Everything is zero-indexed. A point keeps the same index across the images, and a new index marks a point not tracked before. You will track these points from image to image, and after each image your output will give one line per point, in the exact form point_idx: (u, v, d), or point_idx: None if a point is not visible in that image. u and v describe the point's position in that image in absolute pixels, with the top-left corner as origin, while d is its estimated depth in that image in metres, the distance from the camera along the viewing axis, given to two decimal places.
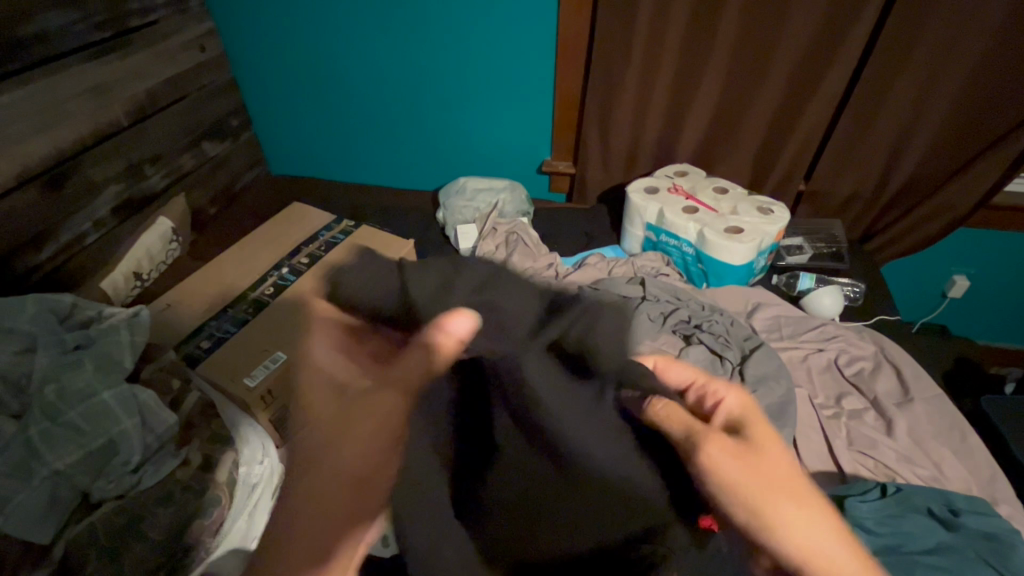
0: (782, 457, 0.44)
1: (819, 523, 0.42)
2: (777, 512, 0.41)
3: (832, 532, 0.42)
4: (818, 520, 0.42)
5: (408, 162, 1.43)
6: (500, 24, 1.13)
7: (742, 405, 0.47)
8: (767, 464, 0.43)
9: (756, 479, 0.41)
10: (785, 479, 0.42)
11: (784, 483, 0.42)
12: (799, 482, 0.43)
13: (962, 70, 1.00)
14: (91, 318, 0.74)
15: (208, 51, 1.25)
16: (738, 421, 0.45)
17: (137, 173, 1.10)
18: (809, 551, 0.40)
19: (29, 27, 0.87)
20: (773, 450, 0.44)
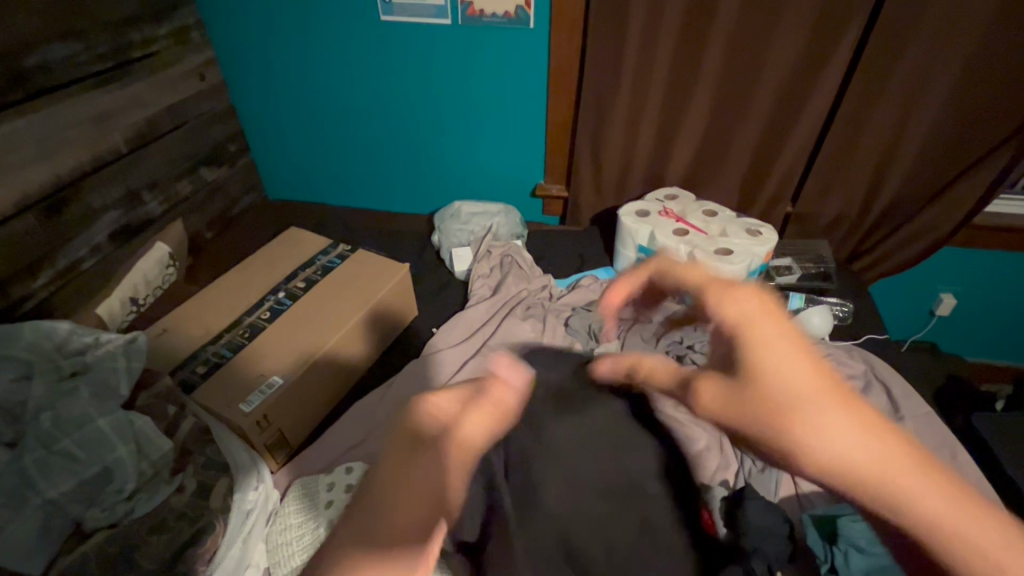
0: (789, 365, 0.40)
1: (850, 434, 0.37)
2: (781, 423, 0.40)
3: (875, 435, 0.37)
4: (846, 430, 0.37)
5: (404, 187, 1.46)
6: (494, 54, 1.17)
7: (739, 312, 0.43)
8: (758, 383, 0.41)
9: (741, 406, 0.42)
10: (791, 400, 0.39)
11: (784, 406, 0.40)
12: (818, 390, 0.39)
13: (937, 97, 1.04)
14: (86, 345, 0.73)
15: (207, 79, 1.28)
16: (734, 330, 0.43)
17: (134, 199, 1.11)
18: (843, 470, 0.37)
19: (33, 59, 0.89)
20: (771, 361, 0.41)
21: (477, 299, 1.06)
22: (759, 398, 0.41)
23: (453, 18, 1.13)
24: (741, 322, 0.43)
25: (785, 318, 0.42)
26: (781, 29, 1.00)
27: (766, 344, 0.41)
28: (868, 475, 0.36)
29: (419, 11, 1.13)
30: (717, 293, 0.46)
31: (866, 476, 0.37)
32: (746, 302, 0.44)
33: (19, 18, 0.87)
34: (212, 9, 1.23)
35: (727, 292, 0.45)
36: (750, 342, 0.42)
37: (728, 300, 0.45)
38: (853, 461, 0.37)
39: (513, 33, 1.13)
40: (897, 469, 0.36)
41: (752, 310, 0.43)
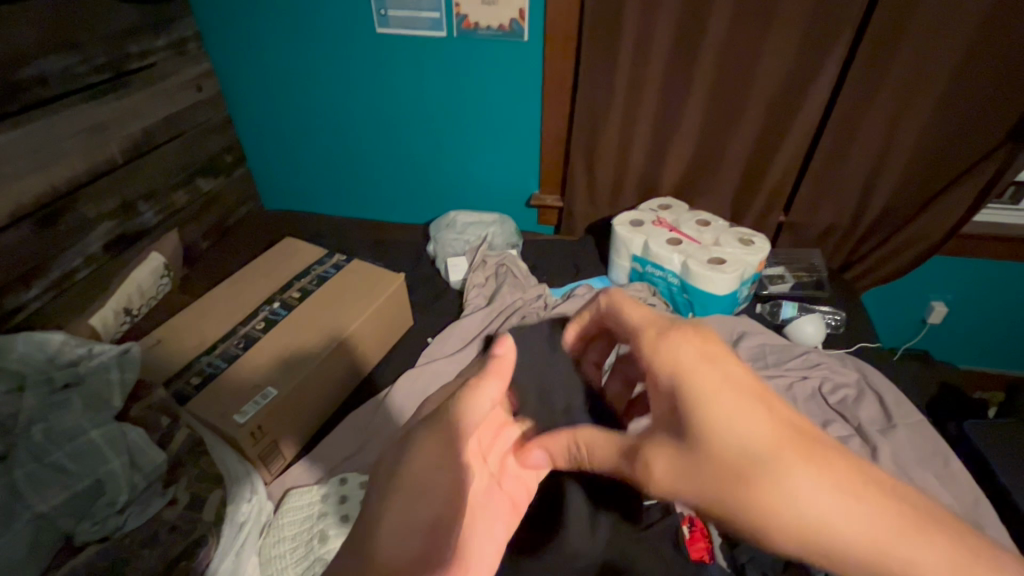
0: (743, 419, 0.40)
1: (820, 482, 0.37)
2: (746, 492, 0.38)
3: (847, 482, 0.37)
4: (811, 480, 0.37)
5: (399, 197, 1.46)
6: (489, 66, 1.18)
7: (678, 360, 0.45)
8: (718, 445, 0.40)
9: (703, 467, 0.41)
10: (751, 458, 0.39)
11: (746, 467, 0.39)
12: (776, 440, 0.39)
13: (924, 110, 1.06)
14: (80, 356, 0.73)
15: (204, 91, 1.28)
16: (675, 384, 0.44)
17: (130, 209, 1.11)
18: (820, 527, 0.36)
19: (29, 71, 0.90)
20: (724, 416, 0.40)
21: (472, 309, 1.07)
22: (717, 470, 0.40)
23: (449, 30, 1.14)
24: (684, 374, 0.44)
25: (729, 366, 0.43)
26: (770, 43, 1.02)
27: (710, 399, 0.41)
28: (844, 529, 0.35)
29: (415, 23, 1.15)
30: (660, 345, 0.47)
31: (841, 531, 0.36)
32: (689, 353, 0.45)
33: (16, 30, 0.87)
34: (210, 22, 1.24)
35: (668, 344, 0.47)
36: (695, 399, 0.42)
37: (666, 349, 0.46)
38: (832, 515, 0.36)
39: (508, 46, 1.15)
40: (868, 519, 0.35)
41: (688, 360, 0.45)
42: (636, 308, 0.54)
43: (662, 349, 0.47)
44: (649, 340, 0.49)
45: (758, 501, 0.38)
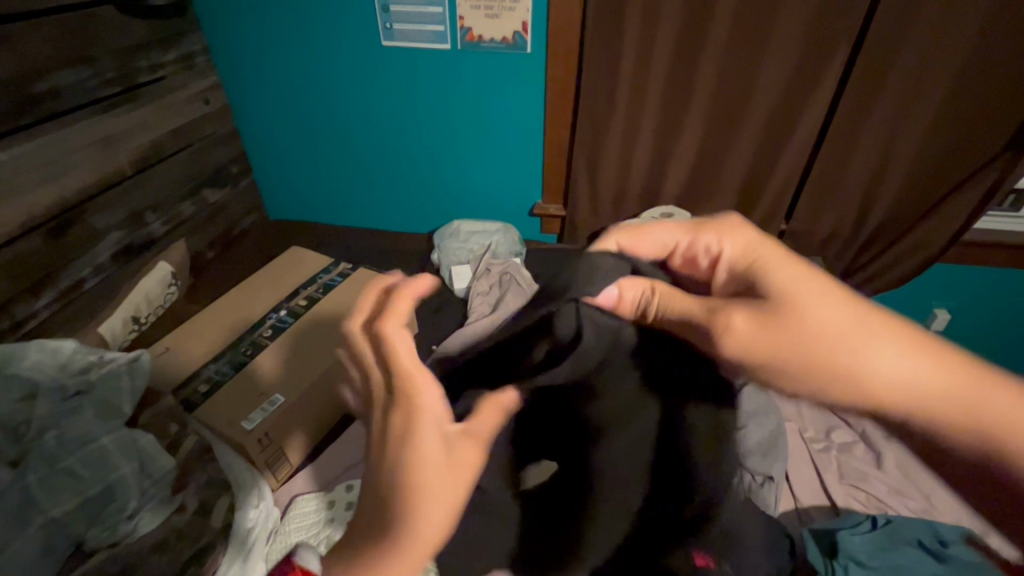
0: (824, 298, 0.48)
1: (891, 344, 0.47)
2: (832, 351, 0.47)
3: (895, 334, 0.47)
4: (889, 341, 0.47)
5: (403, 206, 1.48)
6: (492, 77, 1.20)
7: (742, 250, 0.52)
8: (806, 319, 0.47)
9: (790, 342, 0.47)
10: (837, 334, 0.47)
11: (834, 344, 0.47)
12: (849, 315, 0.48)
13: (922, 119, 1.08)
14: (90, 363, 0.74)
15: (212, 103, 1.31)
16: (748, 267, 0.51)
17: (138, 220, 1.13)
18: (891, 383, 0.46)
19: (43, 85, 0.92)
20: (810, 296, 0.48)
21: (476, 317, 1.07)
22: (801, 337, 0.47)
23: (453, 43, 1.17)
24: (756, 255, 0.51)
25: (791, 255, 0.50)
26: (769, 54, 1.04)
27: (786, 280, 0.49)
28: (892, 373, 0.46)
29: (420, 37, 1.17)
30: (716, 234, 0.53)
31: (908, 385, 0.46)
32: (751, 237, 0.52)
33: (30, 45, 0.89)
34: (218, 36, 1.26)
35: (723, 230, 0.53)
36: (767, 275, 0.49)
37: (726, 242, 0.53)
38: (904, 367, 0.46)
39: (511, 58, 1.17)
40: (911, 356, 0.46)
41: (756, 246, 0.51)
42: (659, 227, 0.56)
43: (709, 242, 0.53)
44: (688, 244, 0.55)
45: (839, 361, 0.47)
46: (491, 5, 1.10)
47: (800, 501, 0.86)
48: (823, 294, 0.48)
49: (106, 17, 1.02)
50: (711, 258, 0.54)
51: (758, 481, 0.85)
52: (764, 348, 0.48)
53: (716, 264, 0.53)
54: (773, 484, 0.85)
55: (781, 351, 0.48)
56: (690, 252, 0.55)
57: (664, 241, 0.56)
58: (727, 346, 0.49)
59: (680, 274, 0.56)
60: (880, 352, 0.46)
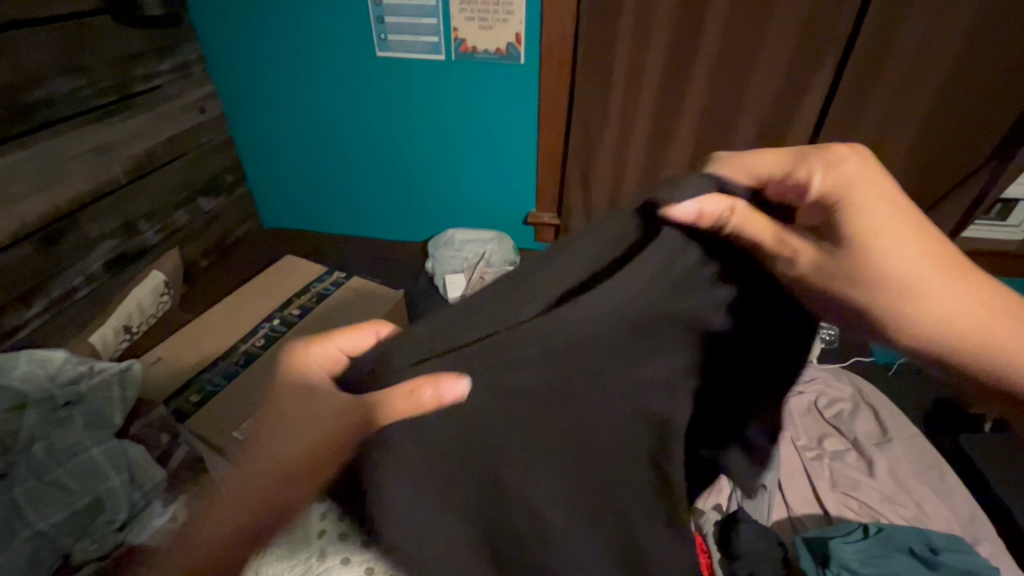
0: (895, 230, 0.47)
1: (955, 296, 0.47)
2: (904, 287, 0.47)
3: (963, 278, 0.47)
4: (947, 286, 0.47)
5: (398, 215, 1.48)
6: (486, 88, 1.21)
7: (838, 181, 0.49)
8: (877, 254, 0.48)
9: (854, 275, 0.48)
10: (908, 272, 0.47)
11: (905, 280, 0.47)
12: (921, 254, 0.48)
13: (910, 129, 1.09)
14: (80, 373, 0.73)
15: (207, 112, 1.31)
16: (835, 201, 0.49)
17: (131, 229, 1.12)
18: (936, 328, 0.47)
19: (37, 93, 0.92)
20: (890, 234, 0.47)
21: None
22: (872, 273, 0.47)
23: (447, 53, 1.18)
24: (852, 186, 0.48)
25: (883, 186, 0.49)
26: (760, 65, 1.05)
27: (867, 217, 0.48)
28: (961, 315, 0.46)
29: (415, 47, 1.18)
30: (814, 164, 0.50)
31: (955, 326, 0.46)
32: (856, 169, 0.49)
33: (25, 53, 0.89)
34: (214, 44, 1.27)
35: (827, 159, 0.50)
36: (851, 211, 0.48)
37: (825, 174, 0.49)
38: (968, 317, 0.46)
39: (505, 68, 1.18)
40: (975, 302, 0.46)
41: (852, 176, 0.49)
42: (758, 155, 0.52)
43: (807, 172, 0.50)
44: (786, 174, 0.51)
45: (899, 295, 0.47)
46: (486, 17, 1.11)
47: (793, 509, 0.87)
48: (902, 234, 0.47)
49: (101, 26, 1.02)
50: (802, 188, 0.50)
51: None
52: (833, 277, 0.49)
53: (805, 196, 0.50)
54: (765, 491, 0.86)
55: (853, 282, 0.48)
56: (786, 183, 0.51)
57: (761, 171, 0.52)
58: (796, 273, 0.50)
59: (775, 205, 0.52)
60: (948, 292, 0.47)
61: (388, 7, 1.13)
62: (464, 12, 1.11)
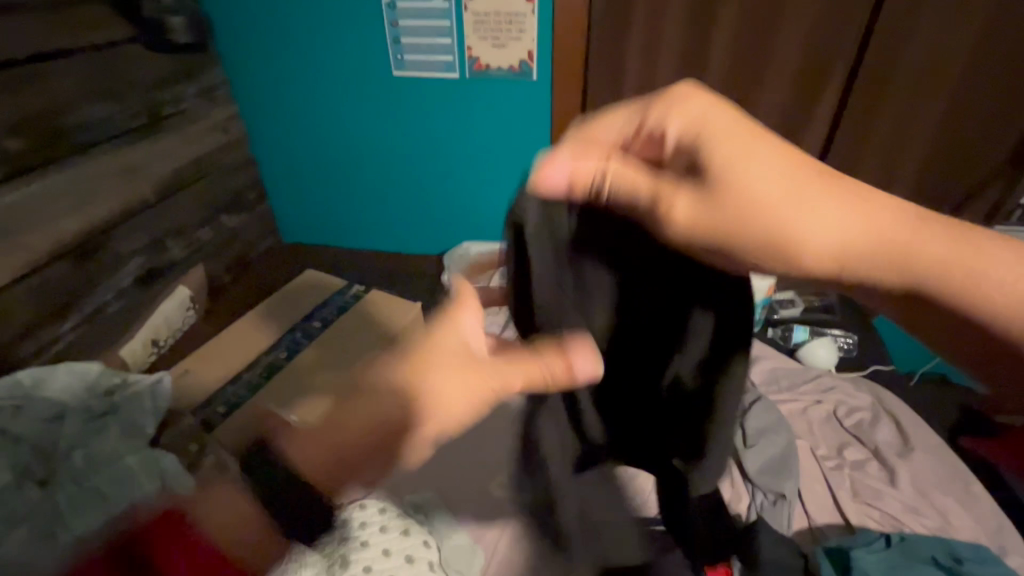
0: (757, 156, 0.47)
1: (824, 206, 0.45)
2: (783, 224, 0.45)
3: (841, 196, 0.45)
4: (828, 202, 0.45)
5: (414, 228, 1.51)
6: (499, 104, 1.24)
7: (688, 125, 0.50)
8: (744, 188, 0.46)
9: (720, 213, 0.47)
10: (775, 198, 0.45)
11: (771, 211, 0.45)
12: (787, 184, 0.46)
13: (928, 131, 1.08)
14: (116, 385, 0.80)
15: (231, 132, 1.36)
16: (696, 147, 0.49)
17: (158, 246, 1.16)
18: (820, 241, 0.45)
19: (72, 119, 0.96)
20: (752, 165, 0.46)
21: None
22: (748, 207, 0.46)
23: (461, 72, 1.21)
24: (703, 125, 0.49)
25: (739, 125, 0.49)
26: (771, 75, 1.06)
27: (749, 155, 0.46)
28: (826, 242, 0.44)
29: (428, 66, 1.22)
30: (662, 114, 0.51)
31: (841, 235, 0.44)
32: (703, 104, 0.50)
33: (58, 81, 0.94)
34: (238, 67, 1.32)
35: (676, 107, 0.51)
36: (713, 148, 0.48)
37: (677, 120, 0.51)
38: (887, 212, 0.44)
39: (518, 85, 1.20)
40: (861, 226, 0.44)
41: (710, 118, 0.49)
42: (607, 122, 0.55)
43: (657, 121, 0.52)
44: (639, 131, 0.53)
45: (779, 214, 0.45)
46: (497, 35, 1.14)
47: (815, 519, 0.86)
48: (767, 165, 0.46)
49: (131, 54, 1.07)
50: (660, 139, 0.52)
51: (769, 500, 0.86)
52: (699, 222, 0.47)
53: (665, 146, 0.52)
54: (786, 501, 0.85)
55: (716, 221, 0.47)
56: (642, 142, 0.53)
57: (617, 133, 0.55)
58: (668, 228, 0.49)
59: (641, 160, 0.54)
60: (824, 215, 0.44)
61: (404, 29, 1.17)
62: (477, 31, 1.14)
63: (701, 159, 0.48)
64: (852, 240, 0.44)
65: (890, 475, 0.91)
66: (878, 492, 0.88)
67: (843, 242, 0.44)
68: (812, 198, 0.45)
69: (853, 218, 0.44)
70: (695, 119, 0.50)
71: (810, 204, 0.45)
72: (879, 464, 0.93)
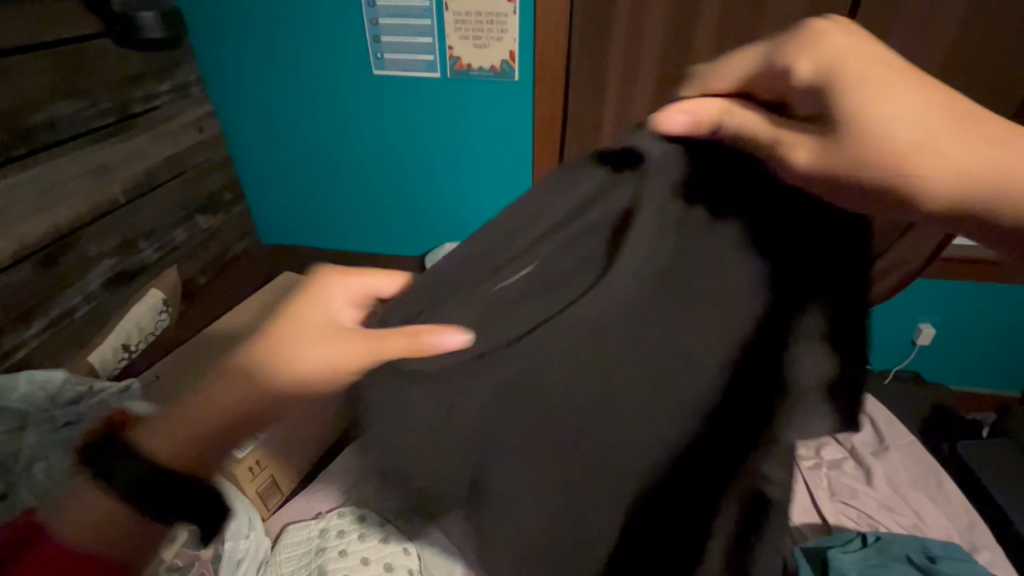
0: (884, 89, 0.46)
1: (956, 143, 0.46)
2: (904, 164, 0.46)
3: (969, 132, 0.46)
4: (959, 138, 0.46)
5: (395, 229, 1.49)
6: (480, 104, 1.23)
7: (824, 60, 0.47)
8: (873, 133, 0.45)
9: (847, 159, 0.45)
10: (905, 142, 0.45)
11: (899, 152, 0.45)
12: (925, 121, 0.46)
13: None
14: (79, 394, 0.76)
15: (206, 130, 1.32)
16: (827, 84, 0.47)
17: (129, 247, 1.13)
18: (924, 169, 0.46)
19: (38, 117, 0.93)
20: (890, 107, 0.45)
21: None
22: (879, 151, 0.45)
23: (442, 71, 1.20)
24: (837, 63, 0.47)
25: (876, 55, 0.47)
26: None
27: (890, 90, 0.46)
28: (945, 182, 0.46)
29: (410, 65, 1.20)
30: (794, 49, 0.49)
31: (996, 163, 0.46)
32: (840, 42, 0.48)
33: (24, 77, 0.90)
34: (213, 64, 1.29)
35: (813, 41, 0.48)
36: (847, 90, 0.46)
37: (808, 55, 0.48)
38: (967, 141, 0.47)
39: (499, 85, 1.19)
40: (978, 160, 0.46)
41: (844, 52, 0.47)
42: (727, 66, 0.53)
43: (785, 61, 0.49)
44: (764, 65, 0.51)
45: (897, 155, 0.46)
46: (479, 35, 1.13)
47: (793, 519, 0.87)
48: (906, 101, 0.46)
49: (101, 49, 1.04)
50: (785, 74, 0.50)
51: None
52: (829, 166, 0.46)
53: (794, 85, 0.49)
54: None
55: (850, 163, 0.45)
56: (770, 72, 0.50)
57: (736, 72, 0.52)
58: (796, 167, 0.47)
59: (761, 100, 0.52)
60: (951, 148, 0.46)
61: (384, 27, 1.15)
62: (458, 30, 1.13)
63: (834, 104, 0.46)
64: (972, 174, 0.46)
65: (867, 473, 0.93)
66: (854, 490, 0.90)
67: (957, 170, 0.46)
68: (946, 133, 0.46)
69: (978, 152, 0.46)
70: (835, 49, 0.47)
71: (938, 140, 0.46)
72: (855, 462, 0.95)
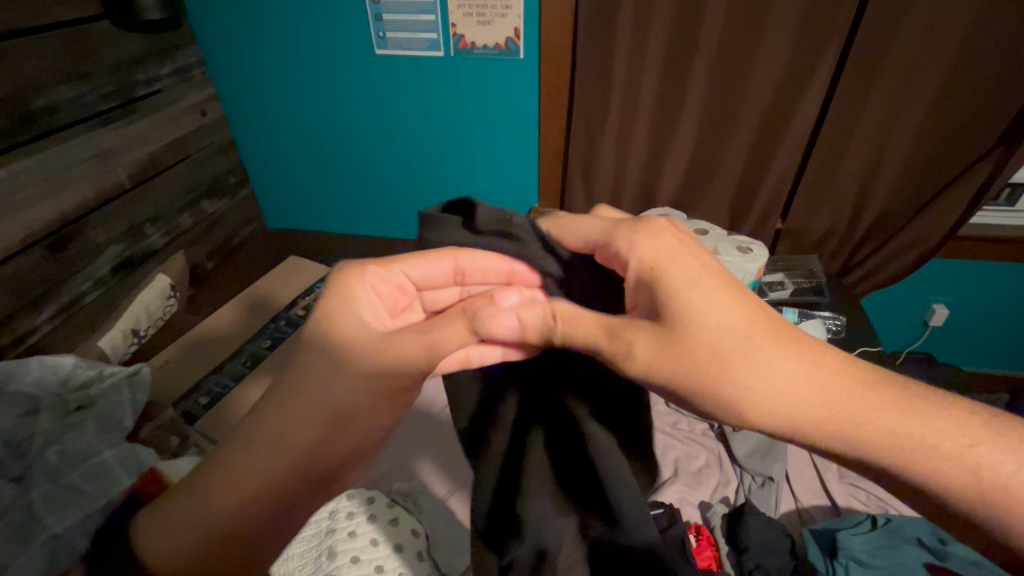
0: (719, 303, 0.44)
1: (779, 367, 0.42)
2: (720, 386, 0.43)
3: (772, 353, 0.43)
4: (762, 366, 0.43)
5: (401, 212, 1.48)
6: (486, 83, 1.21)
7: (654, 251, 0.48)
8: (699, 335, 0.44)
9: (677, 356, 0.44)
10: (735, 352, 0.43)
11: (727, 365, 0.43)
12: (751, 338, 0.44)
13: (920, 109, 1.07)
14: (90, 378, 0.81)
15: (209, 114, 1.31)
16: (657, 275, 0.47)
17: (138, 233, 1.13)
18: (768, 409, 0.42)
19: (39, 102, 0.92)
20: (709, 316, 0.44)
21: (680, 428, 0.97)
22: (697, 354, 0.44)
23: (446, 50, 1.17)
24: (665, 265, 0.47)
25: (710, 279, 0.46)
26: (765, 53, 1.04)
27: (711, 303, 0.45)
28: (762, 410, 0.42)
29: (413, 44, 1.17)
30: (630, 237, 0.50)
31: (796, 410, 0.41)
32: (663, 244, 0.48)
33: (26, 61, 0.89)
34: (214, 44, 1.27)
35: (645, 235, 0.49)
36: (681, 295, 0.45)
37: (641, 243, 0.49)
38: None
39: (505, 63, 1.17)
40: (797, 391, 0.42)
41: (670, 257, 0.47)
42: (581, 220, 0.55)
43: (624, 245, 0.50)
44: (607, 246, 0.52)
45: (710, 386, 0.43)
46: (484, 12, 1.11)
47: (802, 502, 0.87)
48: (727, 311, 0.44)
49: (101, 31, 1.02)
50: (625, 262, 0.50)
51: (757, 483, 0.87)
52: (658, 359, 0.44)
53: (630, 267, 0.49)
54: (773, 484, 0.86)
55: (669, 368, 0.44)
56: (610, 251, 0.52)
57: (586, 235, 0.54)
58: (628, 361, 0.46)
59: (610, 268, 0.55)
60: (782, 368, 0.42)
61: (386, 5, 1.13)
62: (462, 7, 1.10)
63: (660, 298, 0.46)
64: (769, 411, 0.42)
65: None
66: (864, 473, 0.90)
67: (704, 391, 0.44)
68: (772, 353, 0.43)
69: (797, 385, 0.42)
70: (682, 262, 0.47)
71: (761, 359, 0.43)
72: None
